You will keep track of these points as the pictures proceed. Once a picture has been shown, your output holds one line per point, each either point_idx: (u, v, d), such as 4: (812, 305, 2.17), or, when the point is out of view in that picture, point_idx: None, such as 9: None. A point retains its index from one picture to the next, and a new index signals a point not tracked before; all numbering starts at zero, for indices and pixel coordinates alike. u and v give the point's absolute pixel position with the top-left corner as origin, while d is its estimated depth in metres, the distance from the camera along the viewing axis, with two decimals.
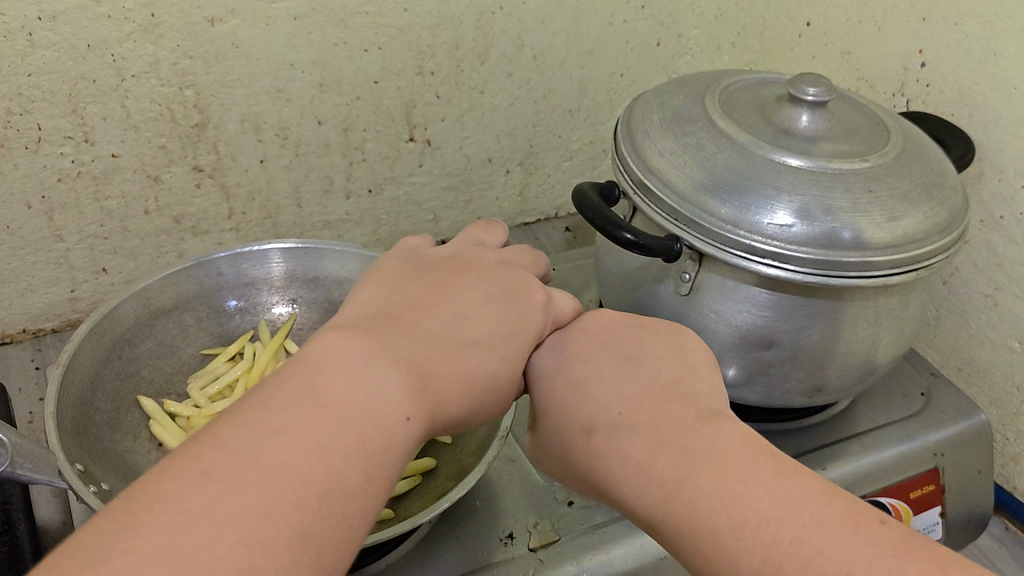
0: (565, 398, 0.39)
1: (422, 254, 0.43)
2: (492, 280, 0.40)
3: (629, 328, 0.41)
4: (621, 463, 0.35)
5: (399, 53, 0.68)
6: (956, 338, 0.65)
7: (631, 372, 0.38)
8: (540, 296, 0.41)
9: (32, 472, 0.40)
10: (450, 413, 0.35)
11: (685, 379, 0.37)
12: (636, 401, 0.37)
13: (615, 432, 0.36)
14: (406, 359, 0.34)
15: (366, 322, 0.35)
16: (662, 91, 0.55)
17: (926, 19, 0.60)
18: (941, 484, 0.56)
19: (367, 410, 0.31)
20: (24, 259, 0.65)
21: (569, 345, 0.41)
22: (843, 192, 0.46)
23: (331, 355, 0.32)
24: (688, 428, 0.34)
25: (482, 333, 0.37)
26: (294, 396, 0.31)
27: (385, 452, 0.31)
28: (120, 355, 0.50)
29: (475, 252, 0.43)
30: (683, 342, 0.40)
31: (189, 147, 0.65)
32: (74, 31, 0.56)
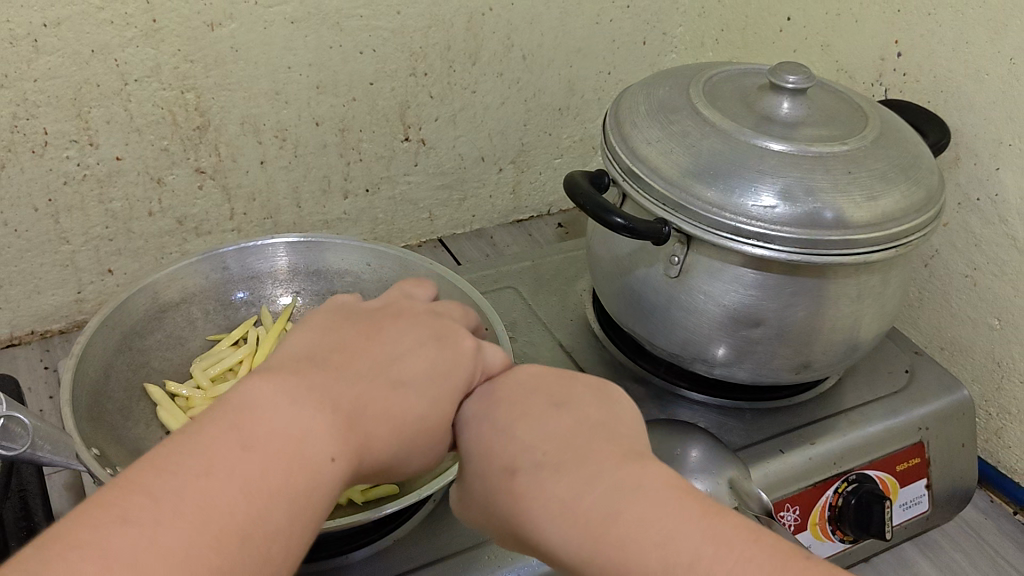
0: (482, 437, 0.35)
1: (348, 303, 0.39)
2: (426, 323, 0.37)
3: (559, 376, 0.37)
4: (539, 503, 0.31)
5: (393, 55, 0.70)
6: (938, 318, 0.67)
7: (555, 412, 0.34)
8: (471, 341, 0.37)
9: (51, 454, 0.41)
10: (383, 454, 0.33)
11: (613, 426, 0.34)
12: (558, 441, 0.33)
13: (536, 471, 0.32)
14: (332, 398, 0.32)
15: (296, 360, 0.33)
16: (648, 83, 0.57)
17: (900, 11, 0.62)
18: (926, 458, 0.58)
19: (292, 450, 0.30)
20: (31, 262, 0.66)
21: (496, 390, 0.36)
22: (824, 173, 0.49)
23: (259, 393, 0.31)
24: (615, 465, 0.31)
25: (416, 373, 0.34)
26: (218, 436, 0.29)
27: (310, 493, 0.30)
28: (130, 346, 0.52)
29: (404, 299, 0.40)
30: (608, 390, 0.36)
31: (191, 149, 0.67)
32: (78, 37, 0.58)
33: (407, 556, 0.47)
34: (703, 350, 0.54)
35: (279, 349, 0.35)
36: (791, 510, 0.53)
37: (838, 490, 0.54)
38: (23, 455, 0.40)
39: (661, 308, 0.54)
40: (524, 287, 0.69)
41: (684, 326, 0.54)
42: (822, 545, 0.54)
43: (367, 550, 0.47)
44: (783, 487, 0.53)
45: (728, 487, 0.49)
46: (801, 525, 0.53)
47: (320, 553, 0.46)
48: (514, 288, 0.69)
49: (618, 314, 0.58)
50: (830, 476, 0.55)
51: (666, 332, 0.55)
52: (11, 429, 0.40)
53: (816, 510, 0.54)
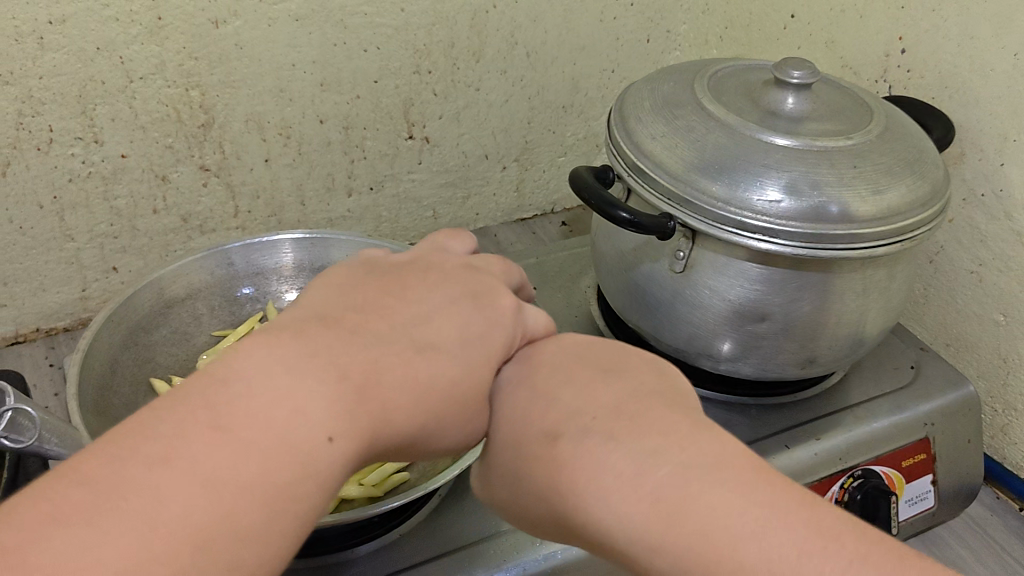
0: (520, 408, 0.33)
1: (376, 259, 0.37)
2: (458, 283, 0.35)
3: (610, 349, 0.35)
4: (592, 476, 0.29)
5: (396, 52, 0.70)
6: (943, 314, 0.67)
7: (603, 383, 0.32)
8: (510, 301, 0.36)
9: (58, 448, 0.41)
10: (401, 428, 0.30)
11: (673, 396, 0.32)
12: (613, 410, 0.31)
13: (585, 439, 0.30)
14: (341, 365, 0.29)
15: (304, 323, 0.30)
16: (652, 79, 0.57)
17: (905, 7, 0.62)
18: (932, 453, 0.58)
19: (275, 433, 0.26)
20: (36, 259, 0.66)
21: (536, 354, 0.36)
22: (829, 168, 0.49)
23: (243, 367, 0.28)
24: (685, 438, 0.29)
25: (444, 336, 0.32)
26: (189, 417, 0.26)
27: (294, 481, 0.26)
28: (136, 342, 0.52)
29: (437, 254, 0.38)
30: (670, 371, 0.34)
31: (195, 146, 0.67)
32: (83, 34, 0.58)
33: (413, 550, 0.47)
34: (708, 346, 0.54)
35: (292, 309, 0.32)
36: None
37: (844, 486, 0.54)
38: (31, 448, 0.40)
39: (666, 303, 0.54)
40: (528, 284, 0.69)
41: (689, 322, 0.54)
42: None
43: (374, 544, 0.47)
44: (788, 483, 0.53)
45: None
46: None
47: (330, 548, 0.46)
48: None
49: (623, 309, 0.58)
50: (836, 472, 0.54)
51: (670, 328, 0.55)
52: (19, 422, 0.39)
53: None
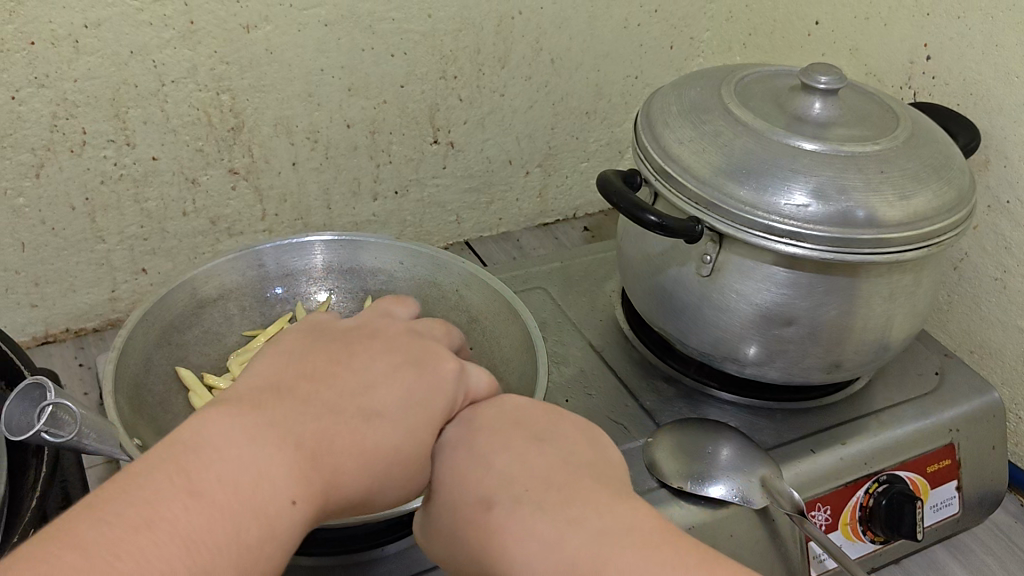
0: (456, 470, 0.35)
1: (325, 321, 0.38)
2: (403, 348, 0.36)
3: (544, 411, 0.37)
4: (518, 544, 0.31)
5: (423, 57, 0.71)
6: (968, 322, 0.67)
7: (537, 449, 0.34)
8: (453, 364, 0.37)
9: (97, 443, 0.41)
10: (353, 489, 0.32)
11: (599, 465, 0.34)
12: (542, 479, 0.33)
13: (514, 507, 0.32)
14: (298, 433, 0.31)
15: (260, 393, 0.32)
16: (679, 85, 0.58)
17: (930, 14, 0.63)
18: (956, 460, 0.58)
19: (245, 498, 0.28)
20: (67, 260, 0.67)
21: (478, 418, 0.37)
22: (856, 172, 0.49)
23: (207, 436, 0.29)
24: (601, 508, 0.31)
25: (397, 400, 0.34)
26: (162, 481, 0.27)
27: (264, 543, 0.28)
28: (169, 341, 0.53)
29: (382, 319, 0.39)
30: (597, 436, 0.37)
31: (225, 150, 0.68)
32: (117, 38, 0.59)
33: None
34: (735, 350, 0.55)
35: (242, 379, 0.33)
36: (821, 509, 0.53)
37: (869, 491, 0.54)
38: (70, 443, 0.40)
39: (693, 308, 0.55)
40: (552, 288, 0.70)
41: (715, 325, 0.54)
42: (852, 545, 0.54)
43: (401, 544, 0.48)
44: (815, 486, 0.53)
45: (760, 486, 0.50)
46: (832, 525, 0.53)
47: (352, 547, 0.47)
48: (543, 289, 0.70)
49: (648, 313, 0.59)
50: (861, 476, 0.54)
51: (697, 332, 0.55)
52: (60, 417, 0.40)
53: (847, 510, 0.54)
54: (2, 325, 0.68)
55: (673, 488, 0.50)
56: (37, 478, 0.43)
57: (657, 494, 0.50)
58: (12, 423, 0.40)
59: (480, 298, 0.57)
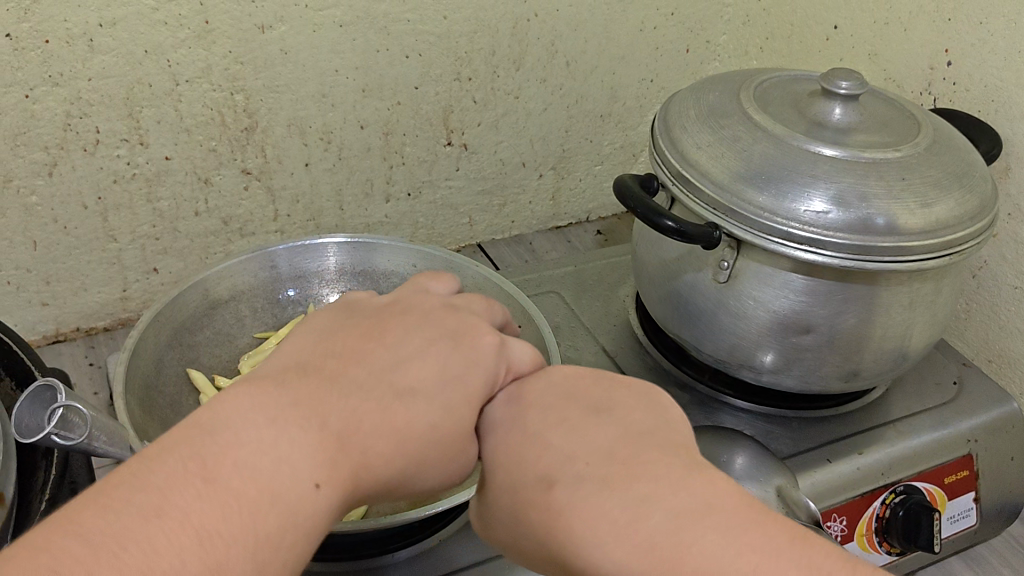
0: (514, 449, 0.33)
1: (356, 301, 0.37)
2: (436, 323, 0.35)
3: (595, 381, 0.35)
4: (586, 525, 0.28)
5: (438, 59, 0.71)
6: (986, 330, 0.66)
7: (595, 422, 0.32)
8: (490, 340, 0.36)
9: (106, 446, 0.40)
10: (380, 473, 0.31)
11: (664, 433, 0.32)
12: (603, 453, 0.30)
13: (579, 487, 0.30)
14: (321, 417, 0.30)
15: (283, 376, 0.31)
16: (697, 88, 0.57)
17: (951, 19, 0.62)
18: (975, 471, 0.57)
19: (261, 483, 0.27)
20: (78, 259, 0.67)
21: (524, 393, 0.35)
22: (877, 179, 0.48)
23: (227, 418, 0.28)
24: (675, 483, 0.29)
25: (425, 379, 0.33)
26: (176, 467, 0.27)
27: (284, 531, 0.27)
28: (180, 342, 0.53)
29: (415, 294, 0.38)
30: (658, 400, 0.34)
31: (238, 150, 0.68)
32: (132, 38, 0.59)
33: (451, 556, 0.47)
34: (751, 357, 0.54)
35: (267, 361, 0.32)
36: (837, 520, 0.52)
37: (885, 502, 0.54)
38: (80, 446, 0.40)
39: (708, 314, 0.54)
40: (566, 292, 0.69)
41: (732, 332, 0.53)
42: (868, 556, 0.53)
43: (412, 549, 0.47)
44: (831, 496, 0.52)
45: (776, 495, 0.49)
46: (848, 536, 0.53)
47: (362, 553, 0.46)
48: (556, 292, 0.69)
49: (664, 319, 0.58)
50: (878, 487, 0.54)
51: (713, 339, 0.55)
52: (70, 419, 0.40)
53: (863, 520, 0.53)
54: (14, 324, 0.68)
55: None
56: (45, 483, 0.42)
57: None
58: (21, 424, 0.40)
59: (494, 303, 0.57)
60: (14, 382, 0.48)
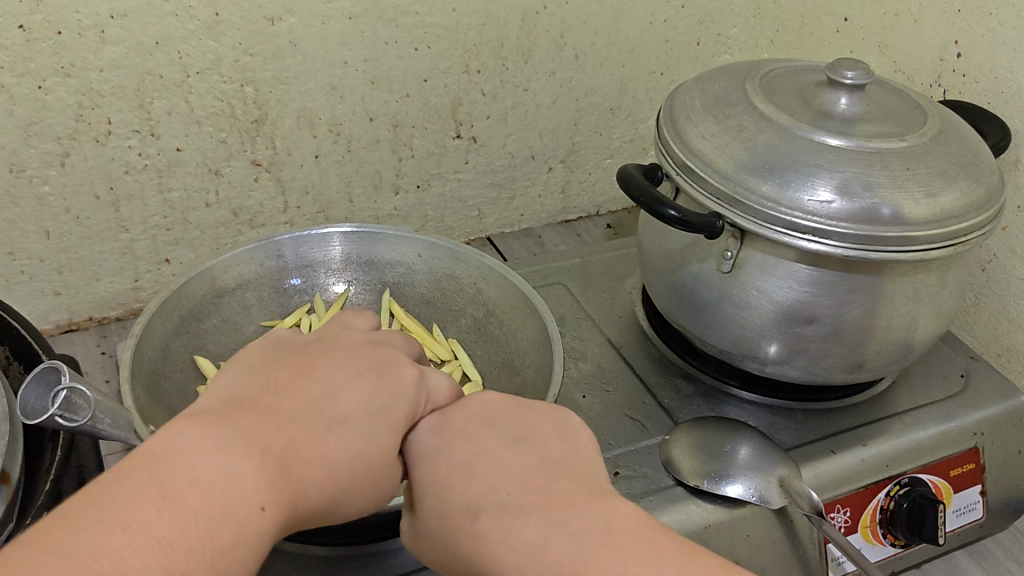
0: (441, 478, 0.35)
1: (285, 332, 0.39)
2: (364, 354, 0.37)
3: (513, 407, 0.38)
4: (505, 548, 0.31)
5: (447, 51, 0.71)
6: (996, 324, 0.66)
7: (516, 452, 0.35)
8: (413, 370, 0.38)
9: (111, 428, 0.42)
10: (316, 498, 0.32)
11: (576, 464, 0.35)
12: (523, 483, 0.33)
13: (499, 514, 0.32)
14: (264, 441, 0.31)
15: (223, 405, 0.32)
16: (703, 79, 0.57)
17: (960, 11, 0.62)
18: (981, 464, 0.57)
19: (215, 503, 0.28)
20: (91, 249, 0.68)
21: (447, 422, 0.37)
22: (882, 169, 0.48)
23: (178, 443, 0.29)
24: (582, 509, 0.31)
25: (356, 408, 0.34)
26: (134, 488, 0.27)
27: (235, 550, 0.28)
28: (187, 329, 0.53)
29: (341, 327, 0.40)
30: (569, 428, 0.37)
31: (248, 141, 0.68)
32: (142, 29, 0.59)
33: None
34: (755, 348, 0.54)
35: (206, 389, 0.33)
36: (841, 511, 0.52)
37: (890, 494, 0.53)
38: (85, 427, 0.40)
39: (712, 305, 0.54)
40: (572, 284, 0.69)
41: (736, 323, 0.53)
42: (872, 548, 0.53)
43: None
44: (835, 488, 0.52)
45: (777, 486, 0.49)
46: (852, 527, 0.52)
47: (364, 539, 0.46)
48: (562, 284, 0.69)
49: (668, 310, 0.58)
50: (882, 479, 0.54)
51: (717, 330, 0.55)
52: (74, 401, 0.41)
53: (867, 512, 0.53)
54: (27, 313, 0.69)
55: (689, 486, 0.50)
56: (51, 464, 0.43)
57: (673, 492, 0.50)
58: (28, 406, 0.41)
59: (498, 293, 0.57)
60: (22, 365, 0.49)
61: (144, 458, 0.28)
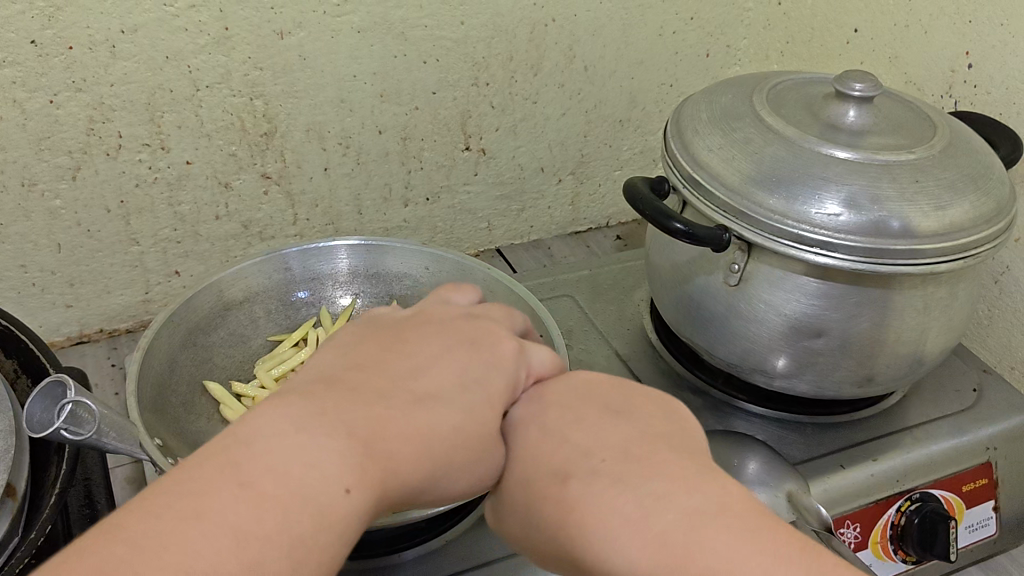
0: (532, 452, 0.34)
1: (378, 317, 0.39)
2: (454, 334, 0.37)
3: (613, 387, 0.37)
4: (601, 519, 0.30)
5: (455, 65, 0.71)
6: (1009, 336, 0.65)
7: (613, 428, 0.33)
8: (505, 349, 0.37)
9: (116, 442, 0.42)
10: (411, 477, 0.31)
11: (679, 441, 0.33)
12: (622, 455, 0.32)
13: (594, 482, 0.31)
14: (351, 421, 0.30)
15: (313, 386, 0.32)
16: (712, 91, 0.57)
17: (972, 21, 0.61)
18: (994, 478, 0.56)
19: (297, 483, 0.28)
20: (101, 262, 0.68)
21: (542, 399, 0.36)
22: (891, 182, 0.48)
23: (260, 425, 0.29)
24: (692, 485, 0.30)
25: (445, 385, 0.34)
26: (212, 472, 0.27)
27: (320, 529, 0.28)
28: (195, 343, 0.53)
29: (436, 308, 0.40)
30: (675, 409, 0.36)
31: (257, 155, 0.68)
32: (152, 44, 0.60)
33: (461, 555, 0.47)
34: (763, 362, 0.54)
35: (298, 373, 0.34)
36: (850, 526, 0.52)
37: (900, 509, 0.53)
38: (90, 441, 0.41)
39: (721, 318, 0.54)
40: (580, 296, 0.69)
41: (744, 337, 0.53)
42: (883, 565, 0.52)
43: (419, 549, 0.47)
44: (845, 503, 0.52)
45: (786, 501, 0.49)
46: (861, 543, 0.52)
47: (372, 552, 0.47)
48: (570, 296, 0.69)
49: (676, 323, 0.58)
50: (892, 494, 0.53)
51: (725, 343, 0.55)
52: (80, 414, 0.41)
53: (877, 528, 0.52)
54: (38, 325, 0.69)
55: None
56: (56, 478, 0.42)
57: None
58: (35, 420, 0.41)
59: (505, 305, 0.57)
60: (29, 380, 0.49)
61: (227, 440, 0.29)
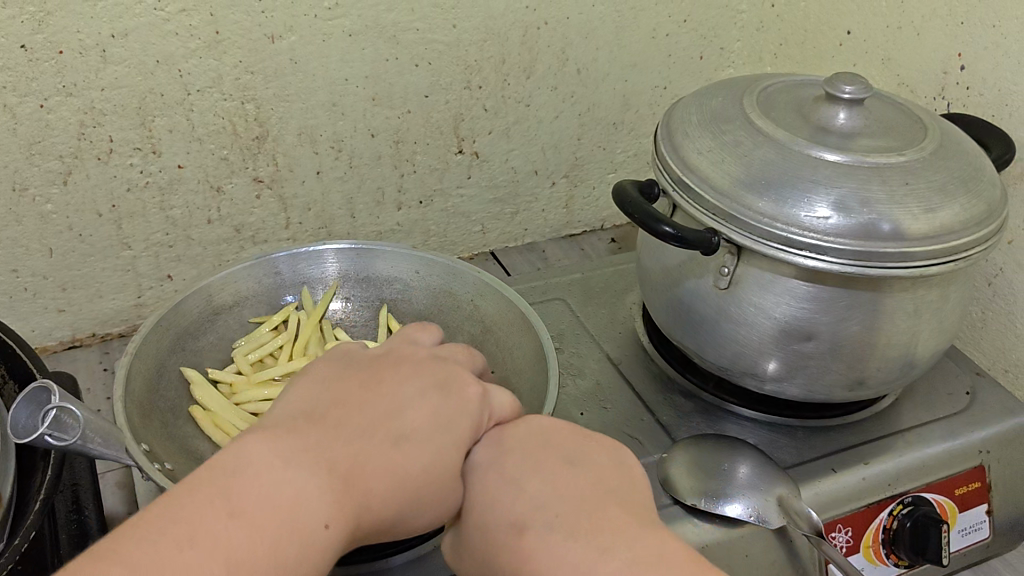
0: (491, 492, 0.37)
1: (353, 352, 0.40)
2: (427, 371, 0.38)
3: (571, 433, 0.40)
4: (552, 565, 0.33)
5: (447, 68, 0.71)
6: (1002, 339, 0.65)
7: (567, 476, 0.36)
8: (475, 388, 0.39)
9: (101, 447, 0.42)
10: (380, 511, 0.34)
11: (626, 492, 0.37)
12: (574, 505, 0.35)
13: (548, 532, 0.34)
14: (330, 460, 0.33)
15: (294, 422, 0.34)
16: (701, 94, 0.57)
17: (963, 23, 0.61)
18: (987, 482, 0.56)
19: (280, 517, 0.31)
20: (93, 266, 0.68)
21: (505, 437, 0.39)
22: (881, 184, 0.47)
23: (247, 459, 0.32)
24: (636, 537, 0.33)
25: (418, 425, 0.36)
26: (203, 504, 0.30)
27: (299, 562, 0.31)
28: (183, 347, 0.53)
29: (406, 347, 0.41)
30: (624, 458, 0.39)
31: (249, 159, 0.68)
32: (143, 48, 0.60)
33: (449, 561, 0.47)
34: (754, 365, 0.53)
35: (279, 406, 0.36)
36: (842, 531, 0.51)
37: (893, 513, 0.53)
38: (75, 446, 0.41)
39: (710, 321, 0.53)
40: (572, 299, 0.69)
41: (734, 341, 0.53)
42: (875, 569, 0.52)
43: (407, 554, 0.47)
44: (836, 507, 0.52)
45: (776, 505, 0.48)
46: (854, 547, 0.51)
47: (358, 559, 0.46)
48: (562, 300, 0.69)
49: (666, 326, 0.58)
50: (884, 498, 0.53)
51: (715, 347, 0.54)
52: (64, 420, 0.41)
53: (870, 532, 0.52)
54: (30, 330, 0.69)
55: (686, 505, 0.49)
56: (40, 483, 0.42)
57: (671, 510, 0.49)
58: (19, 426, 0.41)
59: (495, 308, 0.57)
60: (17, 385, 0.49)
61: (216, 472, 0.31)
